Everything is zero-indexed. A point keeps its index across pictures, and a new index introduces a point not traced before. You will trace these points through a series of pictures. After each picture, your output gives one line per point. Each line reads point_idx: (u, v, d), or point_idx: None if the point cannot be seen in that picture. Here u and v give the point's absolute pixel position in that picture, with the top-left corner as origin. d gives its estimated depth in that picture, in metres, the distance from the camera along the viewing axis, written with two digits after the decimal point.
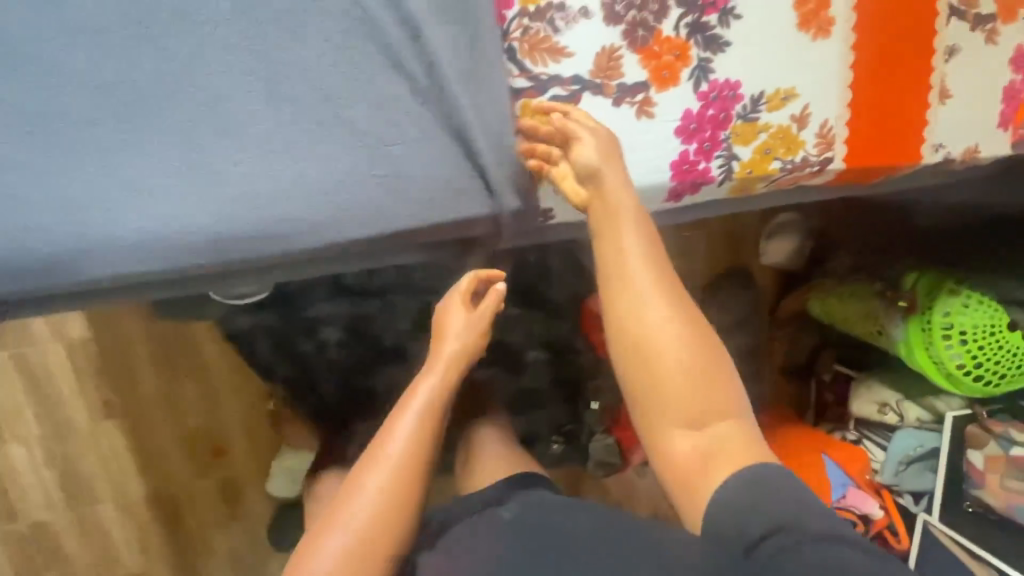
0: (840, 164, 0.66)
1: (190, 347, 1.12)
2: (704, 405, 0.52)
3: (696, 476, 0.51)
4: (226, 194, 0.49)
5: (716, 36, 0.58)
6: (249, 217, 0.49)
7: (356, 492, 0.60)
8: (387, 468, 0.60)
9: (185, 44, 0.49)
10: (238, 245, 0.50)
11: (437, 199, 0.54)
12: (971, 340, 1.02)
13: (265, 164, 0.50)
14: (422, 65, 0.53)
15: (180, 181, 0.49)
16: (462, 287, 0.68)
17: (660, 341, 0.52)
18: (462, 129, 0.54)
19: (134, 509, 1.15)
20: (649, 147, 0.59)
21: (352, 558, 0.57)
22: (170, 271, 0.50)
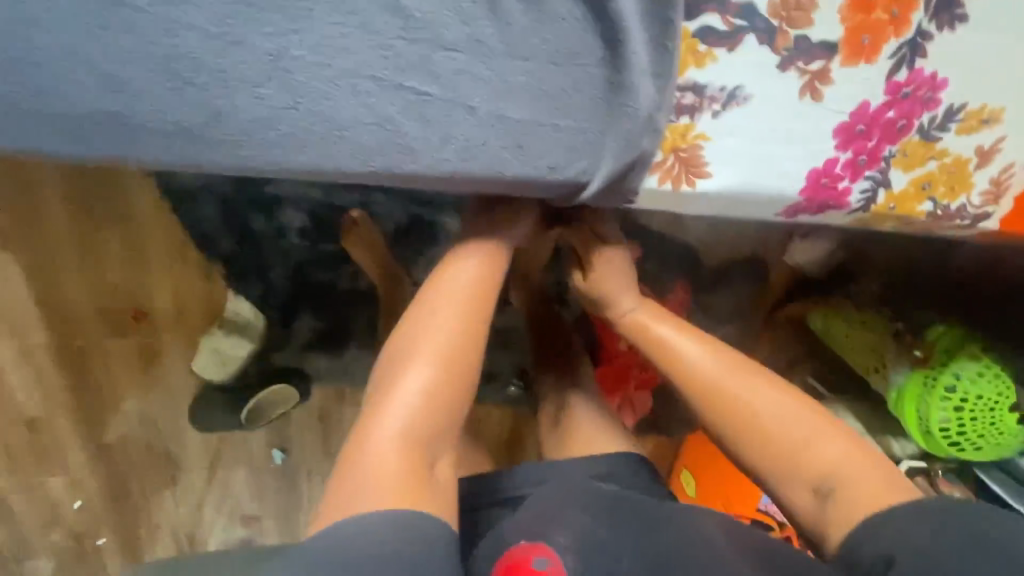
0: (992, 225, 0.50)
1: (121, 193, 0.91)
2: (816, 453, 0.51)
3: (829, 519, 0.49)
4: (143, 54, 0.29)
5: (956, 0, 0.38)
6: (173, 102, 0.30)
7: (418, 341, 0.50)
8: (451, 316, 0.52)
9: None
10: (157, 140, 0.31)
11: (494, 144, 0.33)
12: (967, 409, 0.89)
13: (209, 16, 0.29)
14: None
15: (55, 6, 0.28)
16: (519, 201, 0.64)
17: (750, 404, 0.54)
18: (569, 47, 0.32)
19: (35, 355, 1.01)
20: (794, 142, 0.40)
21: (421, 416, 0.48)
22: (42, 149, 0.31)
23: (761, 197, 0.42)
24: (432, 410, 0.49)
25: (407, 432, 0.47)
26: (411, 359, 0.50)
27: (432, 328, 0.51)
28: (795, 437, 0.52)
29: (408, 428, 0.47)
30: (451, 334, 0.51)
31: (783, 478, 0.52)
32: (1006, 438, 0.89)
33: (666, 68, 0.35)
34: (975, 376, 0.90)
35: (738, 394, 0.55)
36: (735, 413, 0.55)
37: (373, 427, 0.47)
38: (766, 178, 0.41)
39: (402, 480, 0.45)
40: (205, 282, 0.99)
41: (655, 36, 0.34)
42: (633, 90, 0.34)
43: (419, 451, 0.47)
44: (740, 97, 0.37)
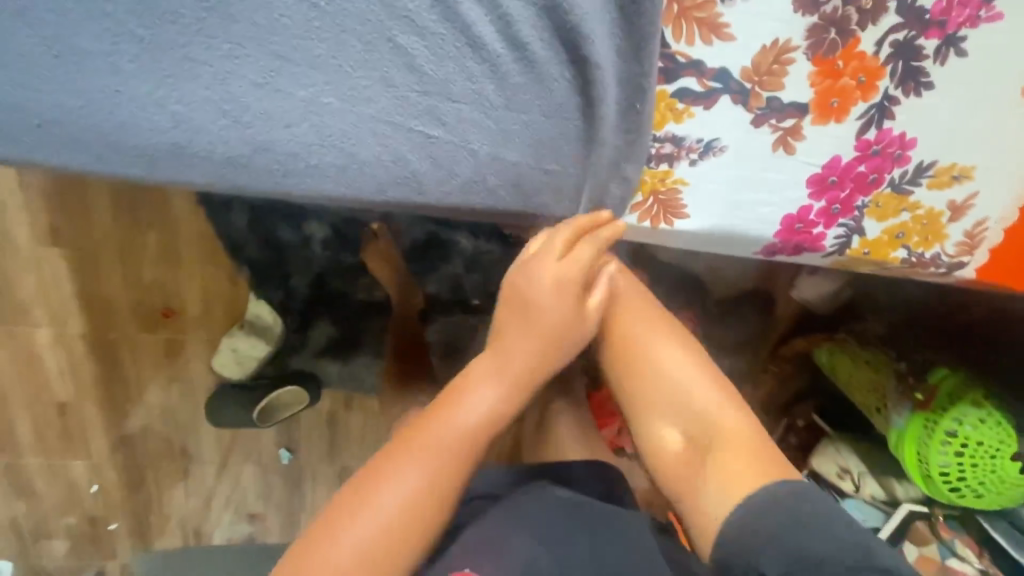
0: (969, 273, 0.53)
1: (160, 199, 0.98)
2: (704, 410, 0.50)
3: (692, 478, 0.50)
4: (198, 95, 0.34)
5: (921, 70, 0.42)
6: (222, 137, 0.35)
7: (407, 458, 0.45)
8: (448, 447, 0.45)
9: None
10: (207, 165, 0.36)
11: (491, 182, 0.39)
12: (967, 456, 0.87)
13: (258, 69, 0.34)
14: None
15: (129, 55, 0.33)
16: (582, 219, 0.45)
17: (658, 351, 0.52)
18: (559, 103, 0.38)
19: (71, 343, 1.08)
20: (768, 189, 0.44)
21: (386, 539, 0.43)
22: (107, 170, 0.36)
23: (736, 237, 0.46)
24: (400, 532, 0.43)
25: (359, 559, 0.42)
26: (385, 485, 0.44)
27: (416, 458, 0.44)
28: (682, 385, 0.52)
29: (355, 569, 0.41)
30: (438, 472, 0.45)
31: (655, 422, 0.52)
32: (1007, 488, 0.87)
33: (643, 123, 0.41)
34: (976, 423, 0.88)
35: (646, 335, 0.53)
36: (636, 350, 0.53)
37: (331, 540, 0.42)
38: (740, 222, 0.45)
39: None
40: (231, 285, 1.06)
41: (624, 95, 0.40)
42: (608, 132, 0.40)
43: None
44: (717, 147, 0.42)
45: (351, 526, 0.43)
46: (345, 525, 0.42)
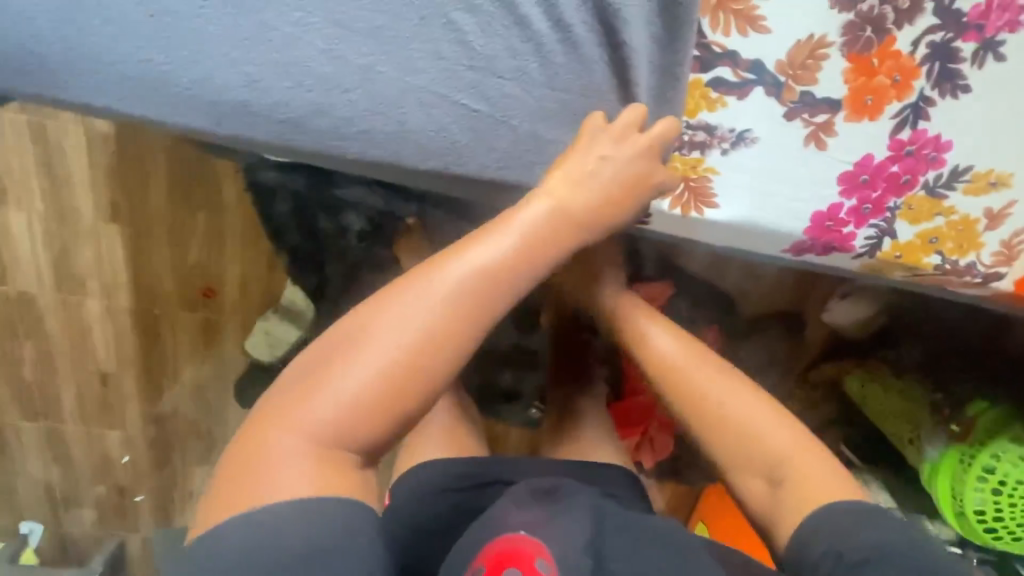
0: (1007, 287, 0.52)
1: (213, 183, 1.05)
2: (770, 448, 0.51)
3: (776, 517, 0.50)
4: (268, 57, 0.38)
5: (958, 72, 0.42)
6: (282, 94, 0.38)
7: (388, 320, 0.40)
8: (435, 311, 0.40)
9: None
10: (266, 123, 0.39)
11: (525, 157, 0.42)
12: (1006, 495, 0.82)
13: (323, 37, 0.38)
14: None
15: (214, 19, 0.37)
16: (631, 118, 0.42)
17: (713, 397, 0.54)
18: (594, 86, 0.41)
19: (117, 315, 1.14)
20: (797, 184, 0.45)
21: (360, 406, 0.39)
22: (177, 124, 0.40)
23: (763, 232, 0.47)
24: (375, 399, 0.39)
25: (348, 411, 0.38)
26: (382, 336, 0.39)
27: (418, 304, 0.40)
28: (741, 413, 0.53)
29: (341, 422, 0.38)
30: (438, 327, 0.39)
31: (732, 471, 0.53)
32: None
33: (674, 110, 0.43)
34: (1017, 462, 0.82)
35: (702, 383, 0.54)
36: (696, 402, 0.54)
37: (305, 402, 0.39)
38: (769, 216, 0.46)
39: (319, 477, 0.38)
40: (269, 271, 1.12)
41: (660, 85, 0.42)
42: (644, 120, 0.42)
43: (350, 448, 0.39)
44: (749, 138, 0.44)
45: (340, 374, 0.39)
46: (333, 376, 0.39)
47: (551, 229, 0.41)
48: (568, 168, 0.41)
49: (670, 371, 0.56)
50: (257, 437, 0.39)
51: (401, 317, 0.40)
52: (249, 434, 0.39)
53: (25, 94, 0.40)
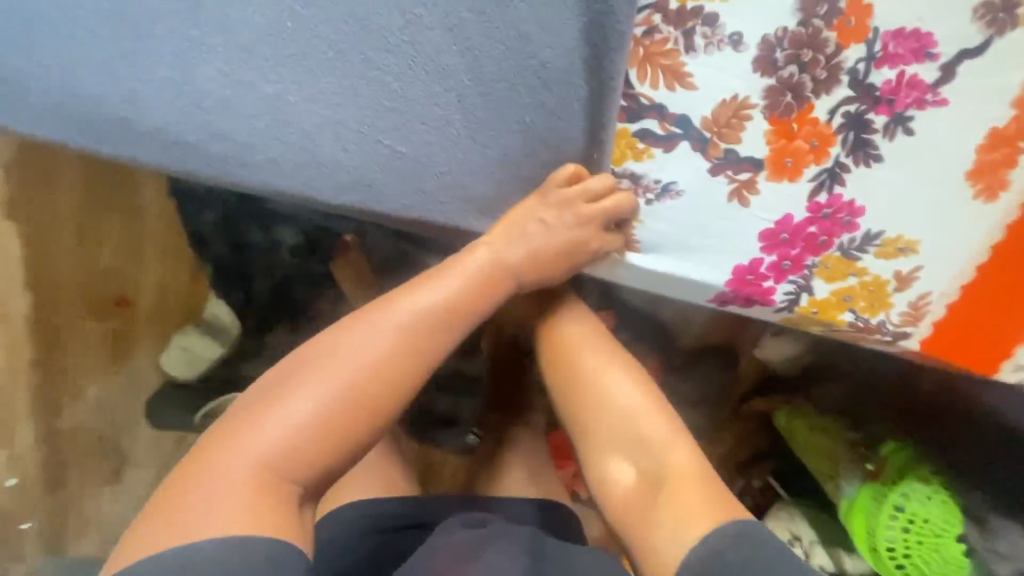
0: (913, 344, 0.54)
1: (130, 186, 0.97)
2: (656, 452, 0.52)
3: (647, 522, 0.50)
4: (168, 79, 0.38)
5: (871, 142, 0.44)
6: (186, 117, 0.38)
7: (343, 351, 0.43)
8: (389, 343, 0.43)
9: None
10: (172, 146, 0.39)
11: (442, 197, 0.43)
12: (914, 532, 0.84)
13: (229, 62, 0.38)
14: (497, 35, 0.38)
15: None
16: (563, 176, 0.43)
17: (614, 399, 0.55)
18: (513, 133, 0.42)
19: (12, 322, 1.03)
20: (721, 237, 0.45)
21: (305, 434, 0.40)
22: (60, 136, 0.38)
23: (687, 282, 0.48)
24: (322, 428, 0.41)
25: (291, 441, 0.40)
26: (327, 368, 0.42)
27: (374, 332, 0.43)
28: (634, 421, 0.54)
29: (284, 450, 0.40)
30: (385, 362, 0.43)
31: (611, 469, 0.54)
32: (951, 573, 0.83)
33: (595, 158, 0.43)
34: (924, 499, 0.86)
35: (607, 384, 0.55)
36: (594, 399, 0.55)
37: (250, 433, 0.40)
38: (691, 267, 0.46)
39: (255, 508, 0.38)
40: (192, 282, 1.04)
41: (586, 142, 0.42)
42: (547, 167, 0.44)
43: (289, 480, 0.40)
44: (674, 191, 0.44)
45: (284, 403, 0.41)
46: (277, 405, 0.41)
47: (494, 273, 0.45)
48: (506, 225, 0.45)
49: (579, 368, 0.57)
50: (192, 470, 0.39)
51: (350, 351, 0.43)
52: (184, 468, 0.40)
53: None
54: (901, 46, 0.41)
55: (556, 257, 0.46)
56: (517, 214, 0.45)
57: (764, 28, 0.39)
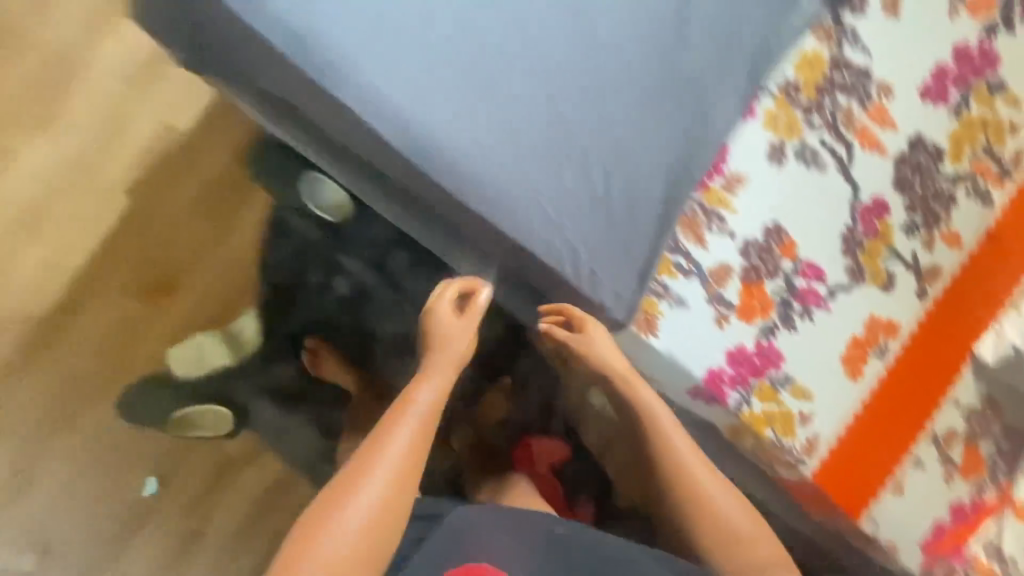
0: (808, 473, 0.77)
1: (240, 204, 1.15)
2: (730, 503, 0.66)
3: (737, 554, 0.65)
4: (450, 122, 0.58)
5: (792, 317, 0.75)
6: (451, 146, 0.58)
7: (379, 453, 0.58)
8: (407, 439, 0.59)
9: (518, 29, 0.61)
10: (430, 158, 0.58)
11: (569, 258, 0.64)
12: None
13: (491, 129, 0.60)
14: (638, 180, 0.65)
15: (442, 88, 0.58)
16: (450, 297, 0.67)
17: (686, 458, 0.67)
18: (626, 235, 0.65)
19: (59, 272, 1.10)
20: (705, 342, 0.71)
21: (376, 519, 0.56)
22: (369, 125, 0.57)
23: (680, 368, 0.71)
24: (381, 512, 0.56)
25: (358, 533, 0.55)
26: (368, 479, 0.57)
27: (399, 434, 0.59)
28: (701, 477, 0.66)
29: (368, 528, 0.55)
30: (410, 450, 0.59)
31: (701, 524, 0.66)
32: None
33: (657, 268, 0.68)
34: None
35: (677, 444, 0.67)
36: (677, 461, 0.66)
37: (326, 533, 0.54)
38: (685, 358, 0.71)
39: None
40: (239, 293, 1.16)
41: (655, 254, 0.67)
42: (635, 262, 0.66)
43: (382, 537, 0.56)
44: (683, 303, 0.70)
45: (358, 491, 0.56)
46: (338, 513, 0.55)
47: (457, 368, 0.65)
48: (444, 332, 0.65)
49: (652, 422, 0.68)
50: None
51: (383, 455, 0.58)
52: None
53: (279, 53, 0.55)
54: (809, 270, 0.74)
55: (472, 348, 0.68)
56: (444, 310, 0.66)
57: (747, 233, 0.71)
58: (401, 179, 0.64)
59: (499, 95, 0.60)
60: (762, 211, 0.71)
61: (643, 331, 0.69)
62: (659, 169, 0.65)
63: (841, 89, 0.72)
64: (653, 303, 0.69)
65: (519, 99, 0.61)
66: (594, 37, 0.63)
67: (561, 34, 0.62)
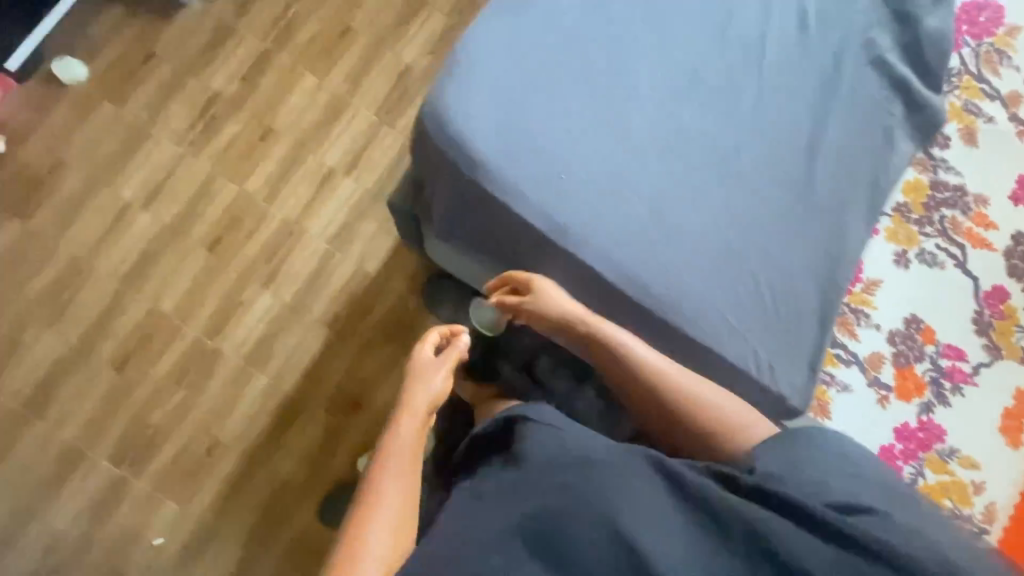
0: (993, 541, 0.83)
1: (413, 328, 1.37)
2: (703, 393, 0.76)
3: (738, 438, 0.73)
4: (646, 262, 0.80)
5: (945, 393, 0.85)
6: (648, 279, 0.80)
7: (381, 481, 0.70)
8: (399, 464, 0.73)
9: (690, 190, 0.82)
10: (634, 289, 0.80)
11: (747, 357, 0.81)
12: None
13: (675, 264, 0.81)
14: (789, 291, 0.83)
15: (640, 239, 0.81)
16: (428, 342, 0.88)
17: (643, 357, 0.79)
18: (788, 335, 0.82)
19: (270, 396, 1.31)
20: (874, 422, 0.83)
21: (394, 529, 0.66)
22: (592, 270, 0.80)
23: None
24: (396, 520, 0.67)
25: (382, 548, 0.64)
26: (372, 521, 0.66)
27: (394, 459, 0.73)
28: (663, 368, 0.78)
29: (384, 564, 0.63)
30: (409, 471, 0.73)
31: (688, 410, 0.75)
32: None
33: (823, 362, 0.83)
34: None
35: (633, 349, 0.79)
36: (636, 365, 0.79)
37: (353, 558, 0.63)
38: (860, 437, 0.82)
39: None
40: None
41: (817, 349, 0.82)
42: (801, 358, 0.82)
43: (401, 554, 0.65)
44: (848, 389, 0.83)
45: (371, 519, 0.66)
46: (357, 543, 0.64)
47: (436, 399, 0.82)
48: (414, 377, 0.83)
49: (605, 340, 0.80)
50: None
51: (389, 480, 0.71)
52: None
53: (531, 229, 0.79)
54: (950, 351, 0.86)
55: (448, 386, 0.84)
56: (419, 363, 0.85)
57: (891, 325, 0.85)
58: (609, 306, 0.84)
59: (680, 237, 0.81)
60: (900, 306, 0.86)
61: (818, 416, 0.82)
62: (805, 281, 0.83)
63: (943, 204, 0.89)
64: (823, 391, 0.83)
65: (697, 238, 0.82)
66: (746, 187, 0.84)
67: (721, 189, 0.83)
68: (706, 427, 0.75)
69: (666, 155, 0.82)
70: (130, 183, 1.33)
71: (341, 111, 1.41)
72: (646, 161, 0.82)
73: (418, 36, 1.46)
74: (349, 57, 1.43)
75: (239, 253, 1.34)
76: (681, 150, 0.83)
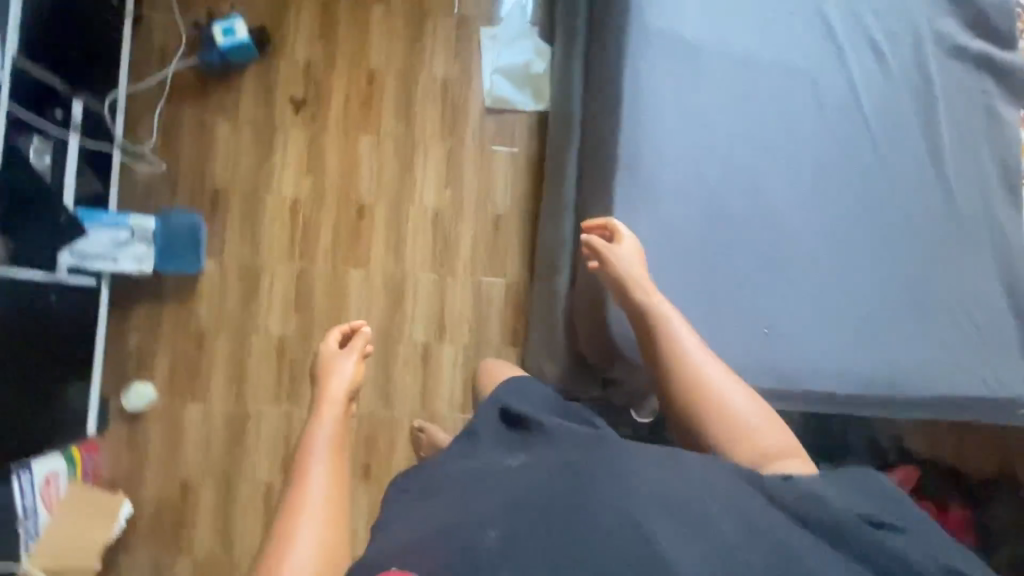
0: None
1: None
2: (736, 397, 0.70)
3: (742, 441, 0.67)
4: (867, 353, 0.83)
5: None
6: (879, 368, 0.83)
7: (308, 475, 0.67)
8: (322, 455, 0.70)
9: (863, 263, 0.85)
10: (873, 384, 0.82)
11: (990, 386, 0.84)
12: None
13: (890, 339, 0.84)
14: (985, 305, 0.86)
15: (852, 336, 0.83)
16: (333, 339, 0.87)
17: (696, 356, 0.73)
18: (1005, 344, 0.86)
19: None
20: None
21: (330, 519, 0.64)
22: (830, 391, 0.82)
23: None
24: (334, 510, 0.65)
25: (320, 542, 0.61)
26: (304, 513, 0.63)
27: (317, 452, 0.71)
28: (706, 377, 0.71)
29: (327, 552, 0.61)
30: (333, 457, 0.71)
31: (709, 420, 0.69)
32: None
33: None
34: None
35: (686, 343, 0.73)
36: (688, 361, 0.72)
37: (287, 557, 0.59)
38: None
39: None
40: None
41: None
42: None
43: (340, 541, 0.63)
44: None
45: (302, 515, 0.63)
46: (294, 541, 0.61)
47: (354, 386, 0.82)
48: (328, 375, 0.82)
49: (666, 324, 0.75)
50: None
51: (311, 469, 0.68)
52: None
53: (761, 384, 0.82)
54: None
55: (360, 372, 0.84)
56: (332, 359, 0.85)
57: None
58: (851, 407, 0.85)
59: (879, 311, 0.84)
60: None
61: None
62: (992, 287, 0.87)
63: None
64: None
65: (890, 305, 0.85)
66: (904, 231, 0.87)
67: (885, 247, 0.86)
68: (720, 440, 0.68)
69: (827, 246, 0.85)
70: (260, 465, 1.29)
71: (401, 288, 1.36)
72: (816, 261, 0.85)
73: (428, 177, 1.39)
74: (378, 232, 1.36)
75: (392, 469, 1.33)
76: (837, 233, 0.86)
